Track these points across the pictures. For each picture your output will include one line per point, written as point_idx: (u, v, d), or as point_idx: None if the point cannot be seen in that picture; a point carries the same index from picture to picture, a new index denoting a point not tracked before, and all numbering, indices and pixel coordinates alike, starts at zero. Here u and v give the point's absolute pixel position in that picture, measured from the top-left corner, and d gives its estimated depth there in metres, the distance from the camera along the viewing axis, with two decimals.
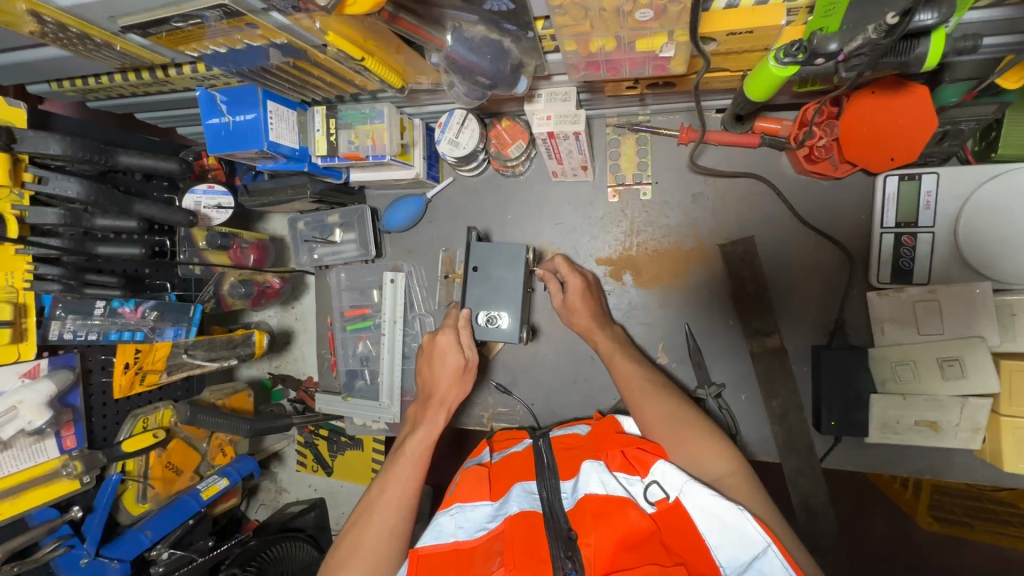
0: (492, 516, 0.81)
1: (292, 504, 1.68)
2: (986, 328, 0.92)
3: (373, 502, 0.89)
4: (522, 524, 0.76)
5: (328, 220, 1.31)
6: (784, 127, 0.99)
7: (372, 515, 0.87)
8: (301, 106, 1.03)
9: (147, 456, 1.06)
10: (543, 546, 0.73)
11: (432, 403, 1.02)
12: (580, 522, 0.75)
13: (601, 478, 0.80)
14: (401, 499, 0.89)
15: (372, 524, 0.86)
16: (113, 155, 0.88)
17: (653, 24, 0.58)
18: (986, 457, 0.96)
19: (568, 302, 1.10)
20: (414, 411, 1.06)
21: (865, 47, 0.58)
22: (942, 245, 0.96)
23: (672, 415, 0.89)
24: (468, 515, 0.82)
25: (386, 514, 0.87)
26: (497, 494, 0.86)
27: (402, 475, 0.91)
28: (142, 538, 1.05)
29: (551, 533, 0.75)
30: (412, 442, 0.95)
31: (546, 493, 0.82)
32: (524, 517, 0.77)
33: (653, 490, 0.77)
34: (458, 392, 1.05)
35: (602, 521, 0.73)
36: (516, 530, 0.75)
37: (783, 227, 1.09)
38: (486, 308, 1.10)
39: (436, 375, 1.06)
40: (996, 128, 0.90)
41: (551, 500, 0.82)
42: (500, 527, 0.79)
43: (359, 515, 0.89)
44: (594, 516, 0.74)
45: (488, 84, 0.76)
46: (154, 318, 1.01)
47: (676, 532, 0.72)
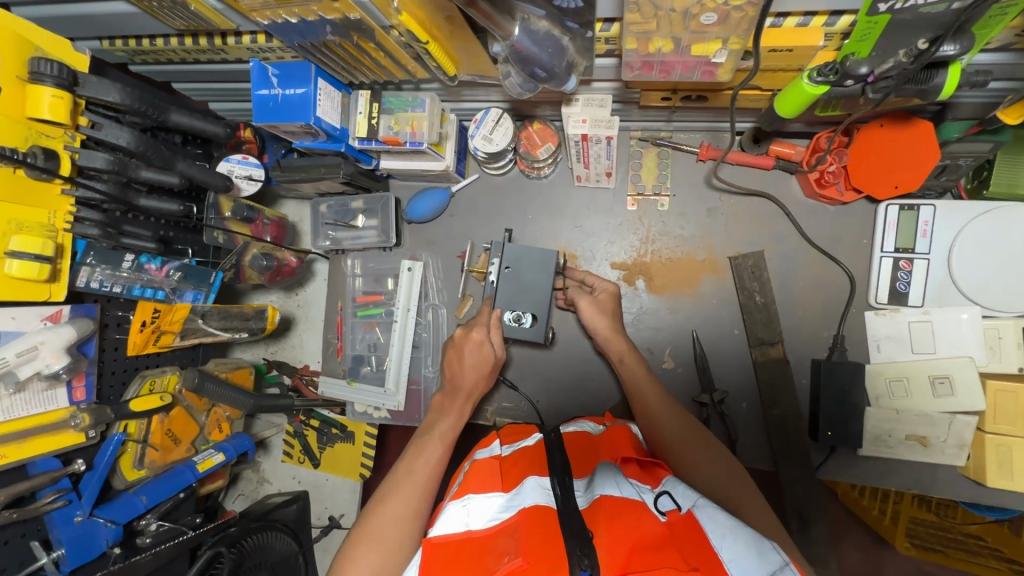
0: (505, 505, 0.75)
1: (274, 495, 1.64)
2: (973, 349, 0.99)
3: (399, 479, 0.88)
4: (541, 519, 0.70)
5: (351, 205, 1.34)
6: (797, 153, 1.07)
7: (396, 494, 0.85)
8: (345, 88, 1.07)
9: (149, 419, 1.04)
10: (558, 543, 0.66)
11: (460, 396, 1.00)
12: (593, 519, 0.71)
13: (618, 482, 0.76)
14: (426, 481, 0.88)
15: (396, 503, 0.84)
16: (166, 112, 0.90)
17: (713, 29, 0.64)
18: (969, 474, 1.01)
19: (599, 304, 1.12)
20: (437, 400, 1.03)
21: (895, 70, 0.67)
22: (936, 271, 1.04)
23: (682, 431, 0.91)
24: (479, 504, 0.76)
25: (411, 495, 0.85)
26: (510, 486, 0.79)
27: (429, 458, 0.90)
28: (137, 503, 1.02)
29: (567, 533, 0.68)
30: (439, 429, 0.95)
31: (559, 490, 0.75)
32: (539, 512, 0.72)
33: (665, 500, 0.73)
34: (484, 386, 1.05)
35: (616, 521, 0.68)
36: (534, 525, 0.69)
37: (790, 246, 1.16)
38: (514, 307, 1.14)
39: (461, 365, 1.04)
40: (987, 168, 0.99)
41: (566, 498, 0.74)
42: (512, 520, 0.72)
43: (382, 495, 0.86)
44: (608, 518, 0.69)
45: (544, 77, 0.81)
46: (177, 279, 1.03)
47: (689, 541, 0.65)
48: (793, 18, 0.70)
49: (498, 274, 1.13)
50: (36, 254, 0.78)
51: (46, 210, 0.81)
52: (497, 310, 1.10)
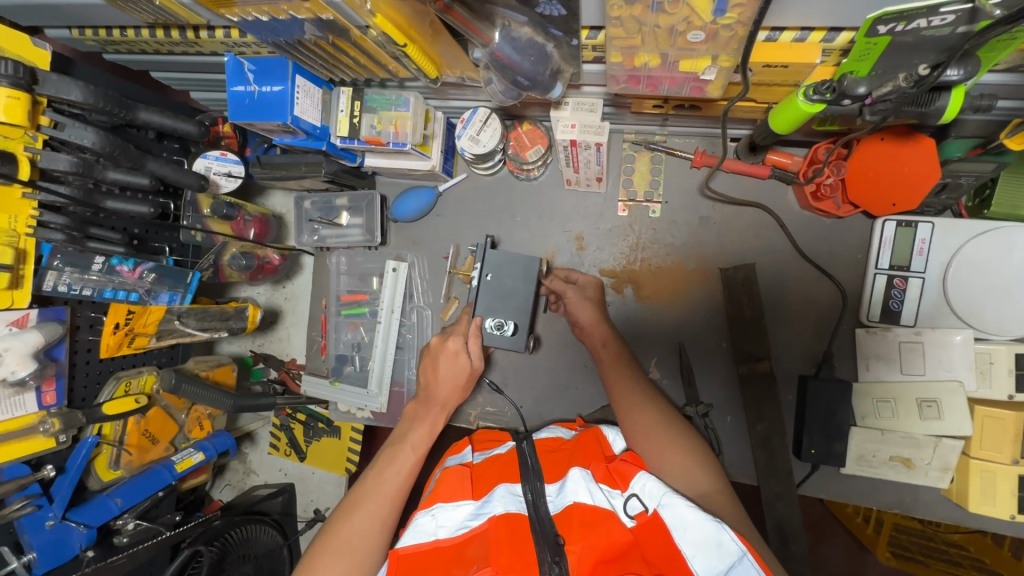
0: (474, 513, 0.74)
1: (259, 487, 1.63)
2: (964, 373, 0.97)
3: (369, 488, 0.86)
4: (509, 526, 0.70)
5: (336, 202, 1.30)
6: (795, 162, 1.03)
7: (365, 503, 0.84)
8: (326, 85, 1.03)
9: (125, 421, 1.03)
10: (530, 550, 0.67)
11: (433, 406, 0.99)
12: (565, 529, 0.70)
13: (589, 487, 0.74)
14: (396, 492, 0.86)
15: (363, 514, 0.82)
16: (134, 110, 0.87)
17: (701, 47, 0.60)
18: (952, 496, 1.01)
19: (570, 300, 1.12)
20: (411, 409, 1.02)
21: (894, 94, 0.62)
22: (931, 291, 1.01)
23: (656, 421, 0.87)
24: (448, 512, 0.75)
25: (380, 504, 0.83)
26: (479, 494, 0.78)
27: (401, 467, 0.88)
28: (111, 505, 1.02)
29: (538, 535, 0.69)
30: (413, 437, 0.94)
31: (531, 497, 0.75)
32: (510, 519, 0.71)
33: (633, 503, 0.72)
34: (460, 397, 1.03)
35: (589, 530, 0.68)
36: (503, 530, 0.69)
37: (784, 259, 1.12)
38: (494, 315, 1.11)
39: (437, 376, 1.03)
40: (990, 186, 0.97)
41: (537, 505, 0.74)
42: (481, 527, 0.72)
43: (350, 504, 0.84)
44: (579, 525, 0.69)
45: (526, 85, 0.77)
46: (151, 280, 1.00)
47: (655, 546, 0.67)
48: (789, 32, 0.65)
49: (478, 282, 1.11)
50: None
51: (7, 215, 0.79)
52: (474, 321, 1.07)
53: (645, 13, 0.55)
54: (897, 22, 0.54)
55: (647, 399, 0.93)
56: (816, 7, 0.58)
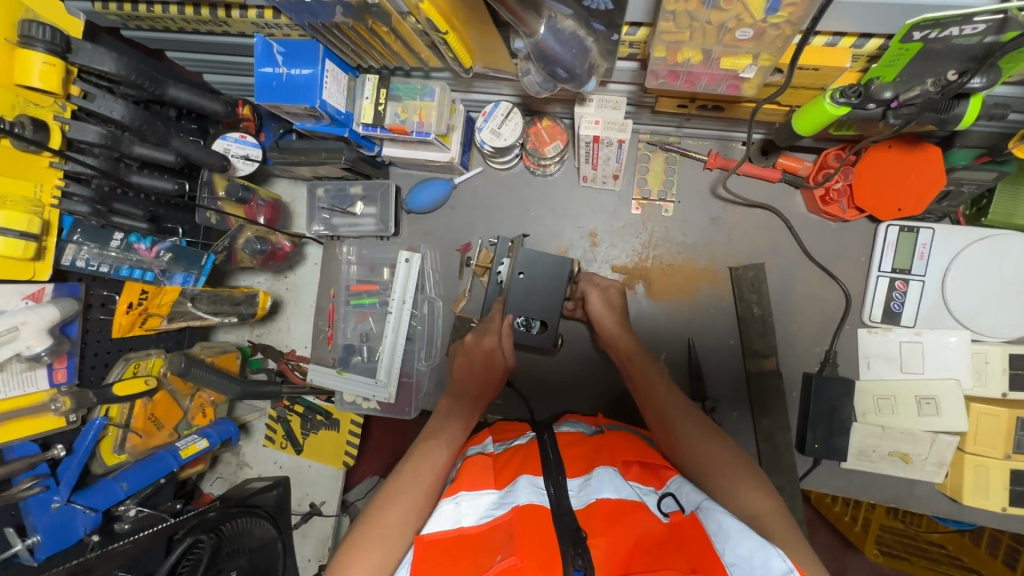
0: (497, 503, 0.74)
1: (254, 480, 1.60)
2: (962, 373, 1.02)
3: (405, 480, 0.85)
4: (533, 517, 0.69)
5: (349, 191, 1.31)
6: (804, 167, 1.08)
7: (402, 496, 0.83)
8: (352, 72, 1.03)
9: (132, 403, 1.02)
10: (552, 542, 0.66)
11: (467, 403, 1.01)
12: (588, 523, 0.70)
13: (616, 485, 0.74)
14: (432, 485, 0.85)
15: (400, 505, 0.82)
16: (164, 86, 0.86)
17: (747, 44, 0.62)
18: (946, 490, 1.05)
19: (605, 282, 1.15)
20: (443, 405, 1.02)
21: (920, 98, 0.66)
22: (931, 293, 1.06)
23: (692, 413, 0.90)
24: (471, 500, 0.75)
25: (416, 496, 0.83)
26: (502, 484, 0.79)
27: (436, 461, 0.88)
28: (116, 489, 0.99)
29: (560, 530, 0.68)
30: (448, 432, 0.94)
31: (553, 491, 0.75)
32: (533, 509, 0.71)
33: (668, 502, 0.74)
34: (488, 394, 1.06)
35: (613, 524, 0.69)
36: (526, 522, 0.68)
37: (791, 261, 1.16)
38: (524, 313, 1.17)
39: (470, 372, 1.07)
40: (986, 198, 1.01)
41: (559, 498, 0.74)
42: (505, 516, 0.71)
43: (385, 496, 0.84)
44: (603, 518, 0.70)
45: (564, 77, 0.79)
46: (167, 260, 0.99)
47: (688, 542, 0.66)
48: (822, 37, 0.68)
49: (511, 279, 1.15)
50: (21, 231, 0.74)
51: (32, 184, 0.77)
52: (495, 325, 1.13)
53: (699, 8, 0.57)
54: (931, 30, 0.58)
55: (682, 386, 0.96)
56: (854, 12, 0.61)
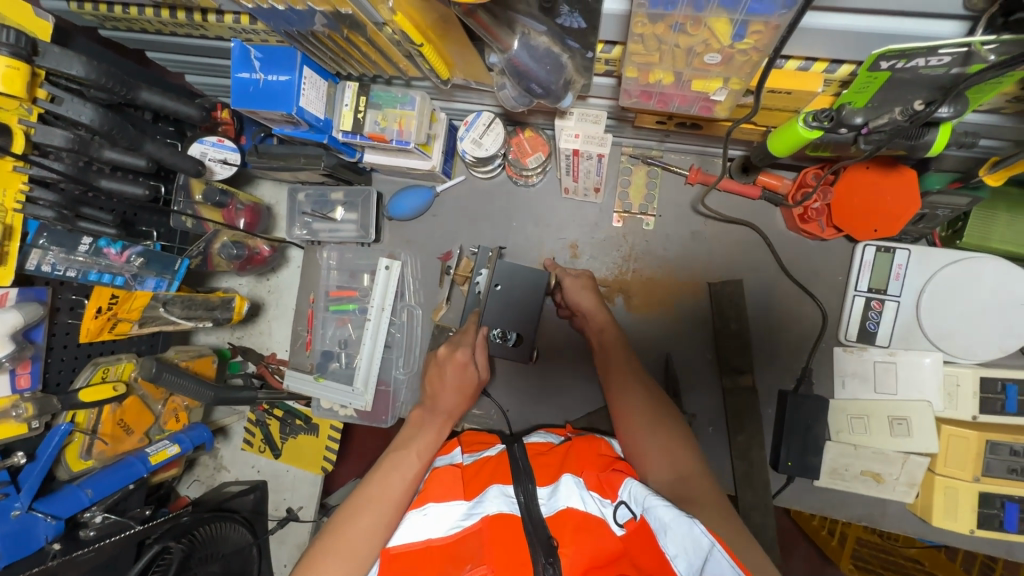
0: (466, 513, 0.74)
1: (230, 484, 1.58)
2: (932, 395, 1.02)
3: (372, 490, 0.85)
4: (503, 526, 0.70)
5: (332, 197, 1.30)
6: (784, 185, 1.08)
7: (369, 506, 0.82)
8: (332, 78, 1.03)
9: (100, 409, 1.00)
10: (522, 551, 0.67)
11: (439, 415, 0.99)
12: (559, 532, 0.70)
13: (581, 494, 0.74)
14: (401, 497, 0.84)
15: (366, 516, 0.81)
16: (135, 90, 0.85)
17: (716, 68, 0.62)
18: (916, 510, 1.06)
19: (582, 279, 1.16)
20: (416, 415, 1.01)
21: (888, 126, 0.66)
22: (906, 313, 1.06)
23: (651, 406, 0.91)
24: (439, 511, 0.75)
25: (384, 508, 0.82)
26: (471, 494, 0.78)
27: (406, 473, 0.87)
28: (81, 497, 0.98)
29: (530, 536, 0.69)
30: (419, 443, 0.93)
31: (523, 499, 0.75)
32: (502, 519, 0.71)
33: (622, 511, 0.71)
34: (463, 406, 1.03)
35: (580, 535, 0.69)
36: (497, 531, 0.70)
37: (770, 278, 1.16)
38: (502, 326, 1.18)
39: (443, 383, 1.03)
40: (962, 219, 1.02)
41: (528, 506, 0.74)
42: (473, 526, 0.72)
43: (352, 506, 0.83)
44: (574, 529, 0.70)
45: (539, 93, 0.79)
46: (138, 265, 0.97)
47: (643, 552, 0.66)
48: (794, 61, 0.68)
49: (487, 291, 1.15)
50: None
51: None
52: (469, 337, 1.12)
53: (666, 32, 0.57)
54: (898, 59, 0.58)
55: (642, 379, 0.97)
56: (825, 38, 0.61)
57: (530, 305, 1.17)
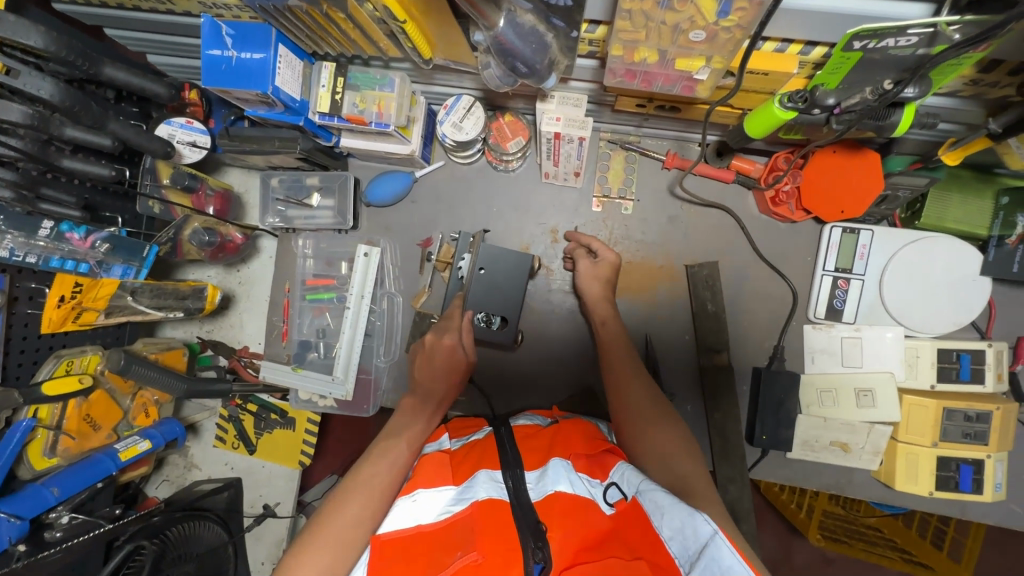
0: (455, 499, 0.73)
1: (202, 482, 1.52)
2: (895, 366, 1.08)
3: (361, 478, 0.84)
4: (493, 512, 0.69)
5: (306, 182, 1.27)
6: (756, 169, 1.12)
7: (357, 494, 0.81)
8: (307, 58, 1.00)
9: (64, 403, 0.96)
10: (512, 534, 0.65)
11: (430, 402, 0.99)
12: (548, 516, 0.69)
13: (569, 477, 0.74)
14: (389, 484, 0.83)
15: (354, 504, 0.80)
16: (100, 65, 0.81)
17: (700, 46, 0.64)
18: (880, 477, 1.12)
19: (596, 268, 1.14)
20: (406, 404, 1.00)
21: (859, 105, 0.71)
22: (869, 291, 1.12)
23: (652, 406, 0.92)
24: (429, 497, 0.74)
25: (372, 497, 0.81)
26: (460, 480, 0.78)
27: (395, 460, 0.86)
28: (46, 496, 0.92)
29: (518, 522, 0.67)
30: (409, 432, 0.92)
31: (511, 484, 0.74)
32: (492, 504, 0.70)
33: (612, 492, 0.73)
34: (453, 391, 1.04)
35: (569, 519, 0.69)
36: (487, 517, 0.68)
37: (744, 260, 1.20)
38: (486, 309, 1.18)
39: (431, 370, 1.04)
40: (921, 201, 1.08)
41: (517, 490, 0.73)
42: (462, 513, 0.71)
43: (340, 495, 0.82)
44: (561, 512, 0.70)
45: (524, 73, 0.79)
46: (103, 251, 0.92)
47: (634, 531, 0.67)
48: (771, 43, 0.71)
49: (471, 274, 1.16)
50: None
51: None
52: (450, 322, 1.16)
53: (654, 8, 0.58)
54: (870, 39, 0.60)
55: (644, 379, 0.98)
56: (801, 19, 0.63)
57: (511, 291, 1.18)
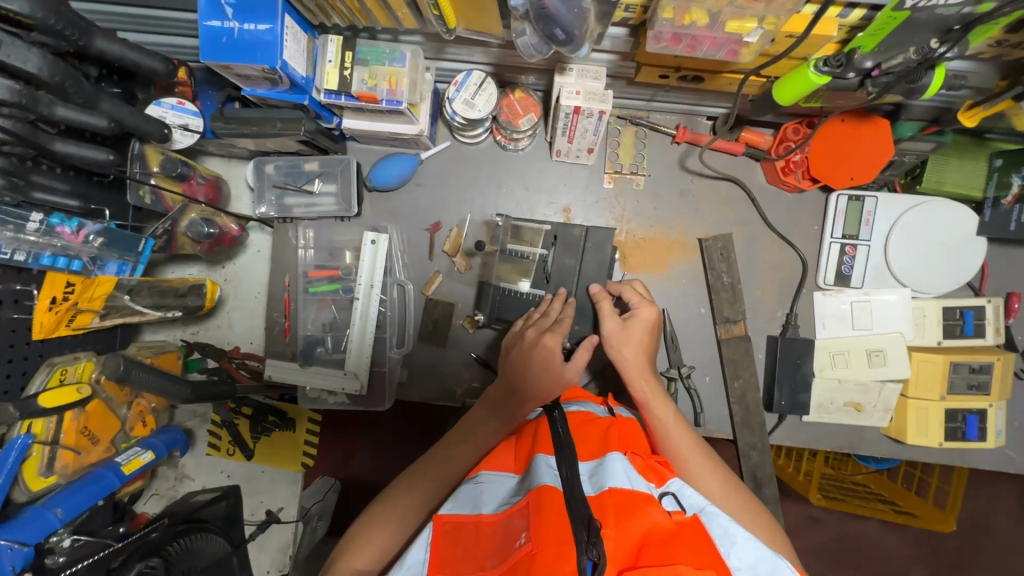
0: (514, 491, 0.66)
1: (198, 494, 1.42)
2: (903, 326, 1.14)
3: (429, 465, 0.84)
4: (549, 501, 0.59)
5: (304, 167, 1.20)
6: (766, 141, 1.14)
7: (421, 480, 0.82)
8: (310, 31, 0.93)
9: (61, 417, 0.87)
10: (564, 529, 0.55)
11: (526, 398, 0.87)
12: (599, 511, 0.59)
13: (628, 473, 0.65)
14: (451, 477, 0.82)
15: (416, 489, 0.81)
16: (91, 36, 0.73)
17: (758, 6, 0.63)
18: (890, 433, 1.17)
19: (631, 333, 0.98)
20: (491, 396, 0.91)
21: (899, 66, 0.71)
22: (875, 256, 1.16)
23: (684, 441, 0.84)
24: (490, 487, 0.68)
25: (434, 485, 0.81)
26: (521, 468, 0.73)
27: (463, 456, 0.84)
28: (51, 517, 0.84)
29: (572, 518, 0.57)
30: (488, 429, 0.86)
31: (565, 472, 0.64)
32: (549, 491, 0.60)
33: (669, 501, 0.63)
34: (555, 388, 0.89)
35: (625, 516, 0.58)
36: (545, 506, 0.58)
37: (756, 231, 1.22)
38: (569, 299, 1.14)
39: (525, 365, 0.91)
40: (920, 166, 1.13)
41: (570, 480, 0.63)
42: (522, 501, 0.62)
43: (408, 479, 0.84)
44: (617, 510, 0.59)
45: (562, 40, 0.76)
46: (98, 245, 0.87)
47: (701, 540, 0.56)
48: None
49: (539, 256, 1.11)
50: None
51: None
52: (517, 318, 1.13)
53: None
54: None
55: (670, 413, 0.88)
56: None
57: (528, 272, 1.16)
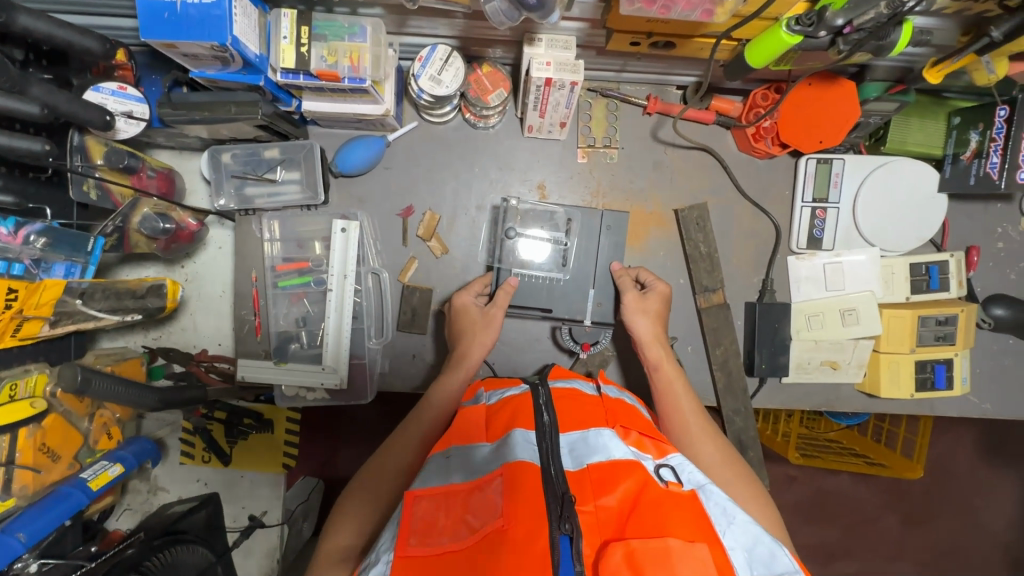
0: (489, 461, 0.64)
1: (174, 504, 1.35)
2: (873, 284, 1.17)
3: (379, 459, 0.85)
4: (524, 478, 0.58)
5: (265, 155, 1.14)
6: (735, 108, 1.14)
7: (371, 475, 0.83)
8: (260, 6, 0.87)
9: (14, 435, 0.81)
10: (536, 505, 0.56)
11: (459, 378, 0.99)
12: (579, 485, 0.59)
13: (615, 445, 0.64)
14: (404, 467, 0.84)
15: (367, 484, 0.82)
16: (13, 13, 0.66)
17: None
18: (864, 389, 1.21)
19: (648, 301, 1.07)
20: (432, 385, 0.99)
21: (871, 21, 0.71)
22: (845, 218, 1.18)
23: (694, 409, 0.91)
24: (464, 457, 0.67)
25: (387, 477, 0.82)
26: (494, 436, 0.71)
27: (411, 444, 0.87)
28: (13, 543, 0.78)
29: (547, 493, 0.57)
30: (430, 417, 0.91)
31: (547, 447, 0.64)
32: (526, 467, 0.60)
33: (665, 472, 0.63)
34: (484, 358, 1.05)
35: (605, 489, 0.58)
36: (519, 484, 0.58)
37: (729, 199, 1.23)
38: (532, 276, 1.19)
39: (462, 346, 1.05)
40: (882, 128, 1.14)
41: (551, 457, 0.63)
42: (496, 471, 0.62)
43: (358, 477, 0.84)
44: (595, 485, 0.59)
45: (532, 5, 0.73)
46: (41, 247, 0.80)
47: (687, 513, 0.56)
48: None
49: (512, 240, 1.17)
50: None
51: None
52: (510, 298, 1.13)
53: None
54: None
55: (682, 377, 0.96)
56: None
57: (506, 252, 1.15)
